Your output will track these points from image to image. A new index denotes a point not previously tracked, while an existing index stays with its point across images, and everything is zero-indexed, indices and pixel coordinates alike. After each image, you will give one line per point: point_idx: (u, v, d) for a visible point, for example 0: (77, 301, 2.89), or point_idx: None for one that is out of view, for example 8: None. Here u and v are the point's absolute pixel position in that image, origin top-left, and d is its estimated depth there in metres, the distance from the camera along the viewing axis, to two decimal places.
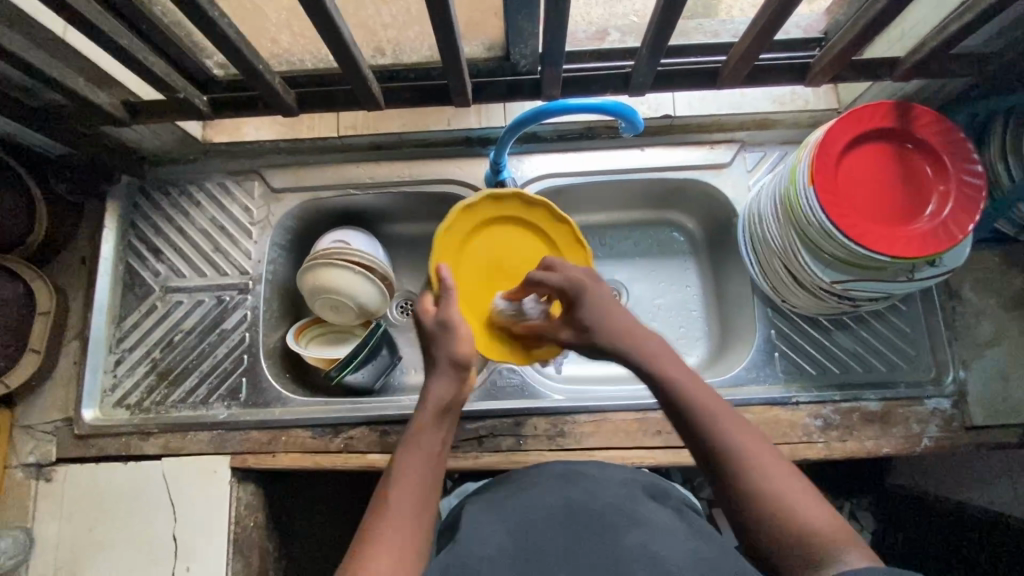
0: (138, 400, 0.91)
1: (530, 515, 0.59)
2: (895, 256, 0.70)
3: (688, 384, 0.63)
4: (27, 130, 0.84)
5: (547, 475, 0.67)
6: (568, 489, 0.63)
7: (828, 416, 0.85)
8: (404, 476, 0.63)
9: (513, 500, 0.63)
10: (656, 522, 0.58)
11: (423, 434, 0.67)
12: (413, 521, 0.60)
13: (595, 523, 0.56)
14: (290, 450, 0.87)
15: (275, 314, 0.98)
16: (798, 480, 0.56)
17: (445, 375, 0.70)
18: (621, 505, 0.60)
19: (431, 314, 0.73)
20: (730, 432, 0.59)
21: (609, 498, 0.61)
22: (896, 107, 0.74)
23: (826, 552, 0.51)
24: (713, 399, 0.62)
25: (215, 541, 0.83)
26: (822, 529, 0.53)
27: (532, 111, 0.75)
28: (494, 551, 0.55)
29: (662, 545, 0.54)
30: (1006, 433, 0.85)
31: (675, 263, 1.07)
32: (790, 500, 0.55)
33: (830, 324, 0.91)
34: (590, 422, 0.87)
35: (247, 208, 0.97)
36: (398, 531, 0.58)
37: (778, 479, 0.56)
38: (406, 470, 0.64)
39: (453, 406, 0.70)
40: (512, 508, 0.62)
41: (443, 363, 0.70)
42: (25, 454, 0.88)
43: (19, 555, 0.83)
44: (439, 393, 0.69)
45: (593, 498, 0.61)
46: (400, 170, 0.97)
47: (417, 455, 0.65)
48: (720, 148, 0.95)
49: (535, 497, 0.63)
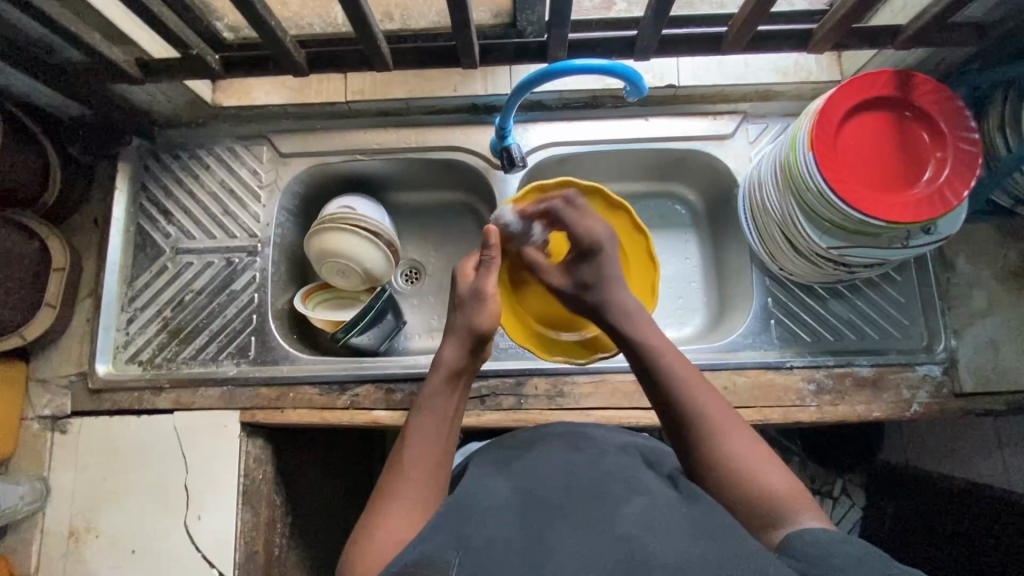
0: (150, 357, 0.94)
1: (533, 474, 0.61)
2: (891, 221, 0.72)
3: (659, 347, 0.68)
4: (43, 89, 0.85)
5: (549, 437, 0.70)
6: (571, 452, 0.65)
7: (822, 380, 0.88)
8: (417, 437, 0.66)
9: (516, 462, 0.65)
10: (651, 480, 0.60)
11: (435, 398, 0.69)
12: (427, 477, 0.63)
13: (594, 479, 0.59)
14: (298, 405, 0.90)
15: (283, 277, 1.00)
16: (760, 446, 0.60)
17: (459, 344, 0.72)
18: (622, 472, 0.60)
19: (469, 282, 0.77)
20: (690, 391, 0.64)
21: (610, 460, 0.63)
22: (896, 75, 0.75)
23: (784, 513, 0.55)
24: (684, 364, 0.67)
25: (226, 492, 0.86)
26: (778, 490, 0.57)
27: (538, 73, 0.76)
28: (497, 500, 0.56)
29: (658, 508, 0.53)
30: (995, 400, 0.87)
31: (675, 235, 1.09)
32: (749, 465, 0.58)
33: (826, 292, 0.93)
34: (589, 383, 0.89)
35: (255, 172, 0.99)
36: (413, 486, 0.61)
37: (742, 443, 0.60)
38: (419, 430, 0.66)
39: (465, 372, 0.72)
40: (513, 467, 0.64)
41: (459, 331, 0.73)
42: (41, 407, 0.91)
43: (36, 501, 0.87)
44: (451, 360, 0.71)
45: (596, 459, 0.63)
46: (406, 137, 0.98)
47: (432, 417, 0.68)
48: (723, 119, 0.96)
49: (538, 459, 0.65)
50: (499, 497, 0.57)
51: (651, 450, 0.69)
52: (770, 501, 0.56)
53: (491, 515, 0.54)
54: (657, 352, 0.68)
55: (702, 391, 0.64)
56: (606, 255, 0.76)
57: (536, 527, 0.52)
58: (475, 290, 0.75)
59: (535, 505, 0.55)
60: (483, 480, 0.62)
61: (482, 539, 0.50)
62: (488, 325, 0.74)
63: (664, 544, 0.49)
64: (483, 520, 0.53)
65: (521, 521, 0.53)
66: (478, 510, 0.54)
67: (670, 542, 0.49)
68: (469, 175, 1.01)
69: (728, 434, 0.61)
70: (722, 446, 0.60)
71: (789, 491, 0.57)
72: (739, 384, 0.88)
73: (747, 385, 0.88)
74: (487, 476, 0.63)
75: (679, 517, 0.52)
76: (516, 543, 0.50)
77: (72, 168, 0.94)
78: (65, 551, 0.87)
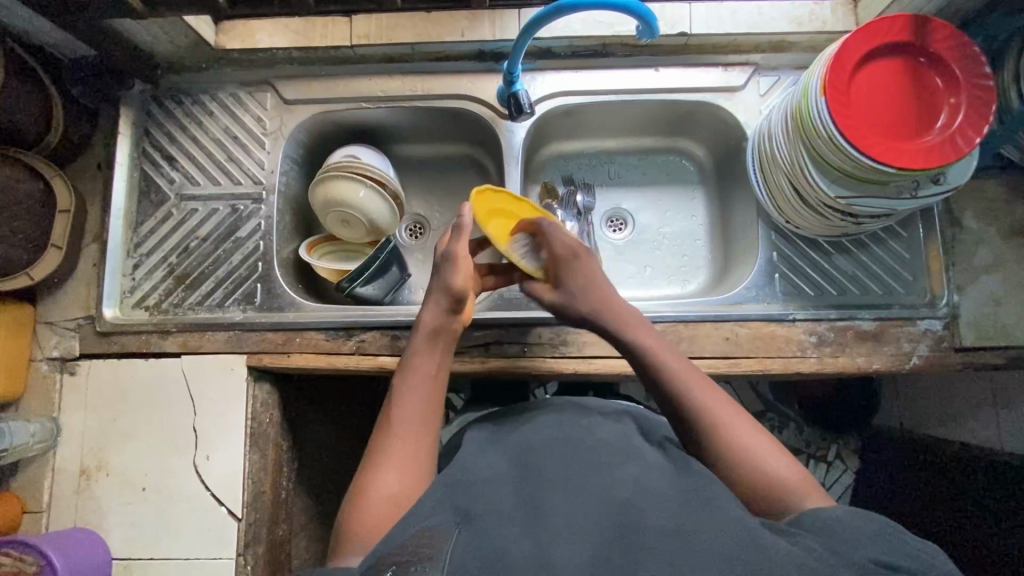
0: (157, 302, 0.95)
1: (532, 447, 0.64)
2: (901, 167, 0.71)
3: (662, 352, 0.69)
4: (43, 24, 0.83)
5: (544, 408, 0.73)
6: (565, 424, 0.68)
7: (824, 333, 0.89)
8: (404, 400, 0.67)
9: (514, 434, 0.68)
10: (645, 452, 0.63)
11: (419, 358, 0.71)
12: (412, 435, 0.65)
13: (584, 451, 0.62)
14: (304, 350, 0.91)
15: (288, 227, 1.00)
16: (760, 435, 0.62)
17: (435, 303, 0.74)
18: (616, 443, 0.64)
19: (446, 246, 0.78)
20: (687, 389, 0.65)
21: (601, 432, 0.67)
22: (913, 19, 0.74)
23: (794, 499, 0.58)
24: (686, 366, 0.68)
25: (233, 435, 0.88)
26: (788, 478, 0.59)
27: (549, 8, 0.74)
28: (497, 475, 0.60)
29: (652, 478, 0.57)
30: (994, 355, 0.88)
31: (682, 193, 1.09)
32: (752, 450, 0.61)
33: (831, 247, 0.93)
34: (592, 332, 0.90)
35: (259, 119, 0.98)
36: (398, 443, 0.64)
37: (744, 434, 0.62)
38: (405, 394, 0.68)
39: (445, 330, 0.74)
40: (512, 437, 0.68)
41: (435, 294, 0.74)
42: (49, 348, 0.92)
43: (47, 440, 0.88)
44: (432, 321, 0.73)
45: (586, 432, 0.66)
46: (412, 84, 0.97)
47: (415, 378, 0.69)
48: (734, 71, 0.95)
49: (534, 431, 0.68)
50: (494, 468, 0.61)
51: (643, 426, 0.72)
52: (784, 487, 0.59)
53: (489, 486, 0.57)
54: (660, 356, 0.69)
55: (702, 388, 0.65)
56: (582, 265, 0.77)
57: (534, 495, 0.56)
58: (447, 255, 0.76)
59: (533, 474, 0.59)
60: (481, 451, 0.66)
61: (481, 508, 0.54)
62: (464, 285, 0.74)
63: (654, 511, 0.52)
64: (478, 490, 0.57)
65: (516, 491, 0.57)
66: (474, 484, 0.58)
67: (659, 507, 0.52)
68: (475, 126, 1.01)
69: (728, 426, 0.63)
70: (728, 438, 0.62)
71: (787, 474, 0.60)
72: (741, 335, 0.88)
73: (749, 336, 0.88)
74: (484, 447, 0.66)
75: (667, 486, 0.56)
76: (515, 516, 0.54)
77: (75, 110, 0.93)
78: (77, 489, 0.89)
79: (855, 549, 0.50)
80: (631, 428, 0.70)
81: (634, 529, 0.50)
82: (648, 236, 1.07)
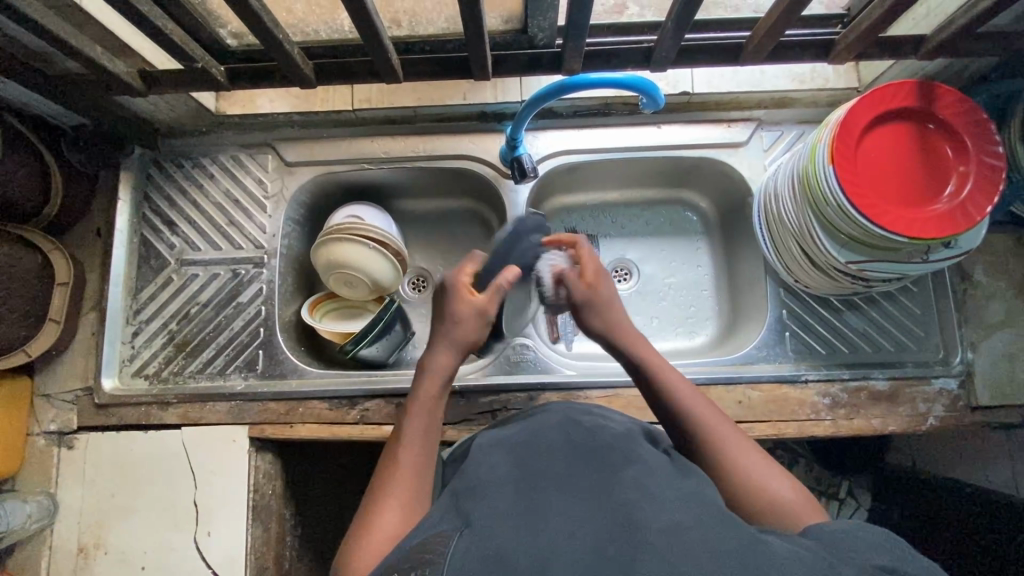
0: (157, 370, 0.93)
1: (534, 448, 0.58)
2: (913, 238, 0.70)
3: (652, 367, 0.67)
4: (42, 99, 0.84)
5: (547, 412, 0.68)
6: (569, 427, 0.62)
7: (836, 394, 0.87)
8: (411, 437, 0.64)
9: (518, 437, 0.62)
10: (650, 455, 0.57)
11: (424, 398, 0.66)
12: (416, 473, 0.61)
13: (589, 450, 0.56)
14: (308, 421, 0.89)
15: (290, 288, 0.98)
16: (756, 452, 0.59)
17: (447, 345, 0.67)
18: (622, 446, 0.57)
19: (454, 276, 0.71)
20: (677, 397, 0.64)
21: (607, 433, 0.60)
22: (919, 86, 0.73)
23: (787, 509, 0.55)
24: (674, 378, 0.66)
25: (232, 508, 0.85)
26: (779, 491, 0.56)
27: (554, 85, 0.75)
28: (497, 477, 0.54)
29: (659, 480, 0.51)
30: (1010, 413, 0.86)
31: (686, 243, 1.07)
32: (756, 475, 0.57)
33: (841, 304, 0.92)
34: (602, 396, 0.89)
35: (260, 181, 0.97)
36: (403, 485, 0.59)
37: (734, 445, 0.60)
38: (414, 424, 0.64)
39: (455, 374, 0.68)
40: (515, 440, 0.61)
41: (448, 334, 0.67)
42: (47, 422, 0.90)
43: (44, 518, 0.86)
44: (441, 363, 0.67)
45: (590, 432, 0.60)
46: (414, 145, 0.96)
47: (424, 411, 0.65)
48: (737, 126, 0.95)
49: (537, 434, 0.62)
50: (497, 470, 0.55)
51: (653, 434, 0.65)
52: (773, 508, 0.55)
53: (491, 486, 0.52)
54: (654, 373, 0.67)
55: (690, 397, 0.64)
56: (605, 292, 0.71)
57: (531, 492, 0.50)
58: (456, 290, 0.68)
59: (532, 472, 0.53)
60: (485, 455, 0.60)
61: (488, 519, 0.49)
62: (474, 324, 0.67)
63: (656, 510, 0.46)
64: (482, 495, 0.51)
65: (515, 490, 0.51)
66: (477, 489, 0.53)
67: (665, 507, 0.46)
68: (478, 184, 1.00)
69: (720, 437, 0.60)
70: (716, 451, 0.60)
71: (788, 487, 0.56)
72: (754, 398, 0.87)
73: (761, 399, 0.87)
74: (489, 452, 0.60)
75: (678, 487, 0.50)
76: (514, 510, 0.48)
77: (73, 177, 0.92)
78: (74, 568, 0.86)
79: (882, 551, 0.45)
80: (640, 433, 0.64)
81: (635, 527, 0.44)
82: (654, 287, 1.04)
